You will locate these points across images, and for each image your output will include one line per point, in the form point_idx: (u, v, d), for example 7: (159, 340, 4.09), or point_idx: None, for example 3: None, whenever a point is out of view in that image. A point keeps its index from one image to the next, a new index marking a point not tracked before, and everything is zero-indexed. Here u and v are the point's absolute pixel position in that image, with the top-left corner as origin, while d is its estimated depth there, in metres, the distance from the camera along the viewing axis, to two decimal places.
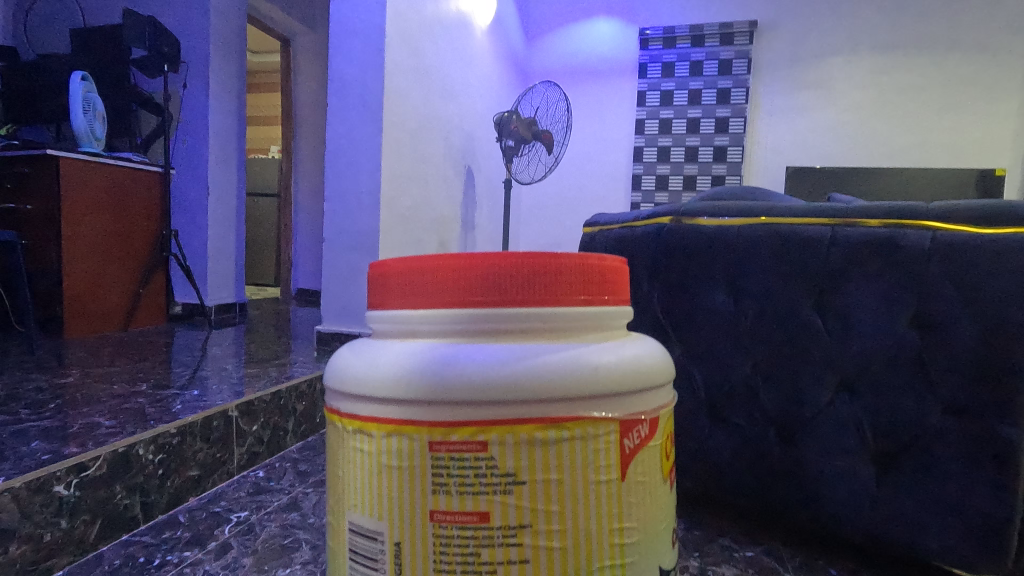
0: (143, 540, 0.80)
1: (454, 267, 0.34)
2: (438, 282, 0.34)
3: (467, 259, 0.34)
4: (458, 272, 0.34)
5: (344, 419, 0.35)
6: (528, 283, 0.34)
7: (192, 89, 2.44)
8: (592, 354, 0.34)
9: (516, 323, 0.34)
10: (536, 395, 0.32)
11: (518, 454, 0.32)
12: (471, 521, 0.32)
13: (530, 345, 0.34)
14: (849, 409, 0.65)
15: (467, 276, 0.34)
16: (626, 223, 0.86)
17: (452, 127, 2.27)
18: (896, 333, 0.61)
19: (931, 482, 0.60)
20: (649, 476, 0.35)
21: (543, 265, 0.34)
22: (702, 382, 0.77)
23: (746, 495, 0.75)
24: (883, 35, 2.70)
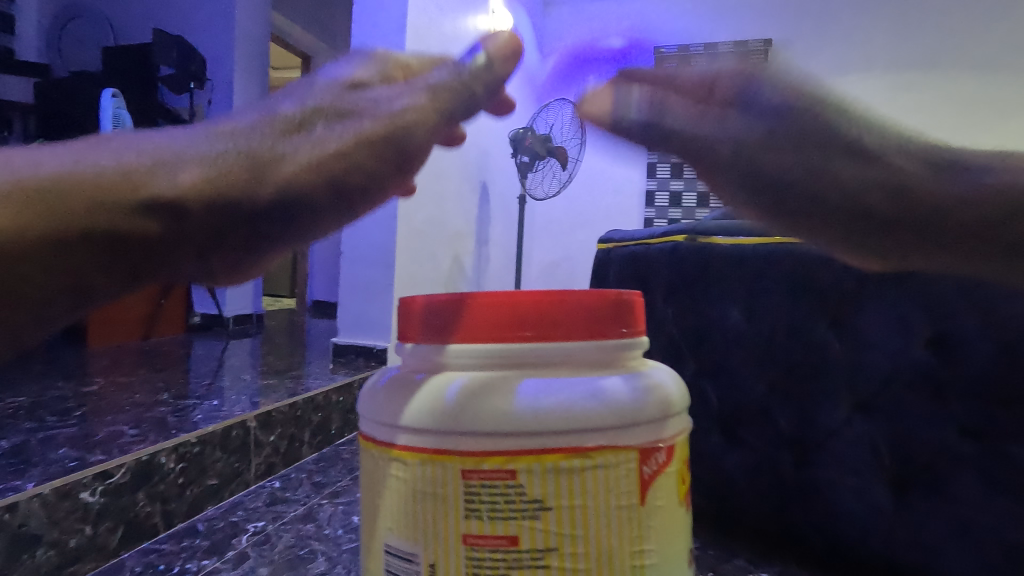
0: (162, 548, 0.83)
1: (493, 306, 0.37)
2: (476, 317, 0.37)
3: (505, 297, 0.36)
4: (497, 309, 0.36)
5: (381, 447, 0.37)
6: (561, 321, 0.37)
7: (216, 105, 2.62)
8: (613, 386, 0.36)
9: (548, 360, 0.37)
10: (559, 424, 0.34)
11: (545, 481, 0.34)
12: (501, 544, 0.34)
13: (557, 376, 0.36)
14: (865, 433, 0.66)
15: (504, 314, 0.36)
16: (641, 240, 0.91)
17: (470, 144, 2.33)
18: (911, 355, 0.62)
19: (949, 507, 0.61)
20: (666, 502, 0.36)
21: (573, 303, 0.37)
22: (716, 400, 0.79)
23: (761, 514, 0.76)
24: (896, 55, 2.85)
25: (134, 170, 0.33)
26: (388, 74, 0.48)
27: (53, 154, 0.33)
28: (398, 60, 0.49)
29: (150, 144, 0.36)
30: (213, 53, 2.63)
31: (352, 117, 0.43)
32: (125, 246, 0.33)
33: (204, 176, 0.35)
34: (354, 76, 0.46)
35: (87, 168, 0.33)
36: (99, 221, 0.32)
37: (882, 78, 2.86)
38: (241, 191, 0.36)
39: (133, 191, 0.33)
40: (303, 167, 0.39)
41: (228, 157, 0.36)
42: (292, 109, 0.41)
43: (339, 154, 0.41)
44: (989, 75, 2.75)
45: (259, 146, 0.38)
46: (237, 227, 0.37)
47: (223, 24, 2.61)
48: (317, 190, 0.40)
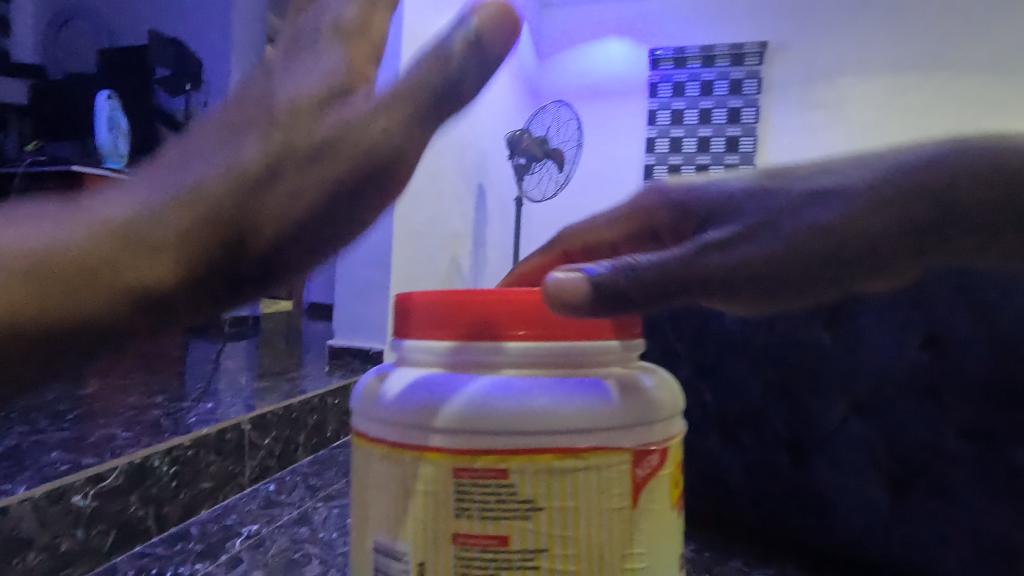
0: (156, 552, 0.82)
1: (466, 305, 0.37)
2: (452, 315, 0.38)
3: (476, 294, 0.37)
4: (469, 308, 0.37)
5: (373, 443, 0.37)
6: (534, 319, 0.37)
7: (213, 107, 2.62)
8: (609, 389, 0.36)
9: (525, 358, 0.37)
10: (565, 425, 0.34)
11: (537, 482, 0.33)
12: (492, 543, 0.33)
13: (551, 378, 0.36)
14: (862, 433, 0.65)
15: (476, 312, 0.37)
16: None
17: (466, 146, 2.33)
18: (909, 356, 0.62)
19: (944, 509, 0.60)
20: (659, 503, 0.36)
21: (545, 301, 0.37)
22: (713, 403, 0.77)
23: (756, 517, 0.75)
24: (892, 56, 2.87)
25: (107, 260, 0.28)
26: (345, 72, 0.33)
27: (39, 229, 0.29)
28: (347, 28, 0.34)
29: (117, 210, 0.29)
30: None
31: (322, 156, 0.32)
32: (103, 337, 0.29)
33: (173, 259, 0.29)
34: (299, 91, 0.32)
35: (66, 253, 0.28)
36: (83, 317, 0.28)
37: (879, 79, 2.89)
38: (218, 266, 0.30)
39: (103, 284, 0.28)
40: (275, 236, 0.31)
41: (190, 231, 0.29)
42: (247, 158, 0.31)
43: (308, 206, 0.31)
44: (984, 77, 2.77)
45: (225, 214, 0.30)
46: (217, 301, 0.31)
47: None
48: (299, 248, 0.32)
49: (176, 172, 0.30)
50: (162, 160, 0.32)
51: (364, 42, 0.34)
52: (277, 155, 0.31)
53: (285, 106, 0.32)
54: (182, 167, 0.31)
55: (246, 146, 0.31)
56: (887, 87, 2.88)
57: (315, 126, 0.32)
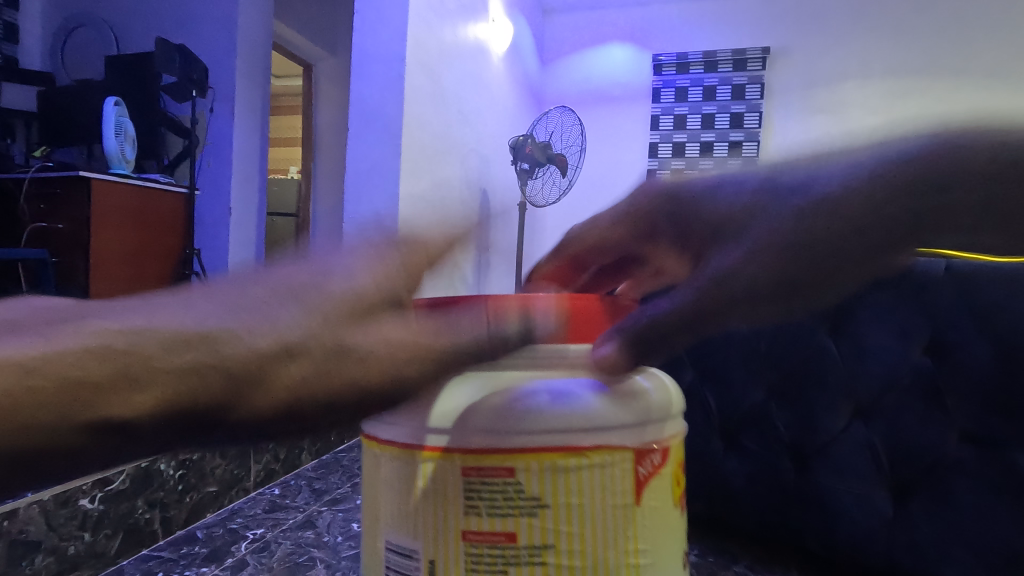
0: (161, 555, 0.83)
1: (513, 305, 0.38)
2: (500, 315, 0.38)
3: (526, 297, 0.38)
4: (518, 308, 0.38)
5: (381, 446, 0.38)
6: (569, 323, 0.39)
7: (219, 113, 2.65)
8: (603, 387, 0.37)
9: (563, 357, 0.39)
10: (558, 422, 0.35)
11: (543, 480, 0.34)
12: (499, 540, 0.34)
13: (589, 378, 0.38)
14: (865, 437, 0.66)
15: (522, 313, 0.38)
16: None
17: (468, 151, 2.34)
18: (911, 360, 0.63)
19: (947, 511, 0.61)
20: (661, 502, 0.37)
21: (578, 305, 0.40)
22: (715, 405, 0.78)
23: (761, 521, 0.75)
24: (894, 61, 2.89)
25: (102, 381, 0.27)
26: (408, 267, 0.36)
27: (41, 338, 0.28)
28: (416, 239, 0.38)
29: (136, 327, 0.29)
30: (215, 62, 2.66)
31: (364, 323, 0.33)
32: (58, 459, 0.27)
33: (167, 393, 0.28)
34: (354, 270, 0.35)
35: (65, 370, 0.26)
36: (52, 439, 0.26)
37: (882, 85, 2.90)
38: (206, 407, 0.29)
39: (89, 408, 0.26)
40: (280, 398, 0.30)
41: (194, 373, 0.28)
42: (285, 320, 0.31)
43: (328, 381, 0.31)
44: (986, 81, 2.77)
45: (242, 361, 0.29)
46: (186, 434, 0.29)
47: (225, 32, 2.64)
48: (302, 415, 0.31)
49: (213, 308, 0.31)
50: (195, 301, 0.32)
51: (425, 250, 0.38)
52: (313, 318, 0.32)
53: (341, 280, 0.34)
54: (219, 308, 0.31)
55: (289, 307, 0.32)
56: (890, 92, 2.89)
57: (364, 293, 0.34)
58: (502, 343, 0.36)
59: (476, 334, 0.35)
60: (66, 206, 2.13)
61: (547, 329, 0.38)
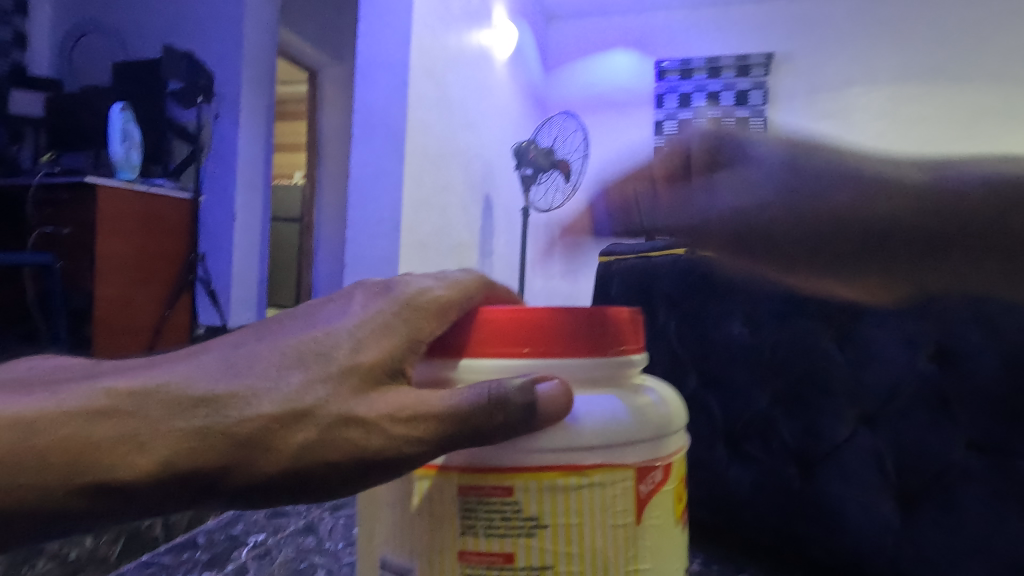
0: (161, 561, 0.80)
1: (529, 318, 0.37)
2: (515, 327, 0.37)
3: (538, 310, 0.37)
4: (529, 320, 0.37)
5: None
6: (574, 334, 0.37)
7: (224, 119, 2.66)
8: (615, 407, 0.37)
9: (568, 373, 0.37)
10: (578, 443, 0.35)
11: (541, 499, 0.33)
12: (497, 560, 0.33)
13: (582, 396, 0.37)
14: (870, 446, 0.63)
15: (535, 325, 0.37)
16: (643, 253, 0.94)
17: (472, 155, 2.36)
18: (918, 369, 0.59)
19: (953, 519, 0.57)
20: (662, 519, 0.36)
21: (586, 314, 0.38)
22: (720, 414, 0.79)
23: (766, 529, 0.74)
24: (897, 68, 2.93)
25: (103, 445, 0.28)
26: (414, 330, 0.34)
27: (52, 396, 0.29)
28: (426, 295, 0.35)
29: (140, 389, 0.30)
30: (220, 68, 2.68)
31: (368, 395, 0.31)
32: (51, 518, 0.28)
33: (165, 454, 0.28)
34: (356, 335, 0.33)
35: (71, 429, 0.28)
36: (51, 499, 0.27)
37: (885, 90, 2.94)
38: (202, 475, 0.29)
39: (86, 470, 0.27)
40: (281, 467, 0.30)
41: (193, 438, 0.29)
42: (292, 386, 0.31)
43: (331, 451, 0.31)
44: (989, 85, 2.82)
45: (240, 428, 0.29)
46: (183, 500, 0.29)
47: (230, 39, 2.66)
48: (307, 482, 0.31)
49: (211, 371, 0.31)
50: (204, 357, 0.32)
51: (434, 310, 0.35)
52: (311, 386, 0.31)
53: (343, 342, 0.32)
54: (222, 369, 0.31)
55: (293, 373, 0.31)
56: (893, 98, 2.93)
57: (366, 363, 0.32)
58: (510, 417, 0.32)
59: (475, 406, 0.32)
60: (72, 211, 2.14)
61: (553, 407, 0.34)
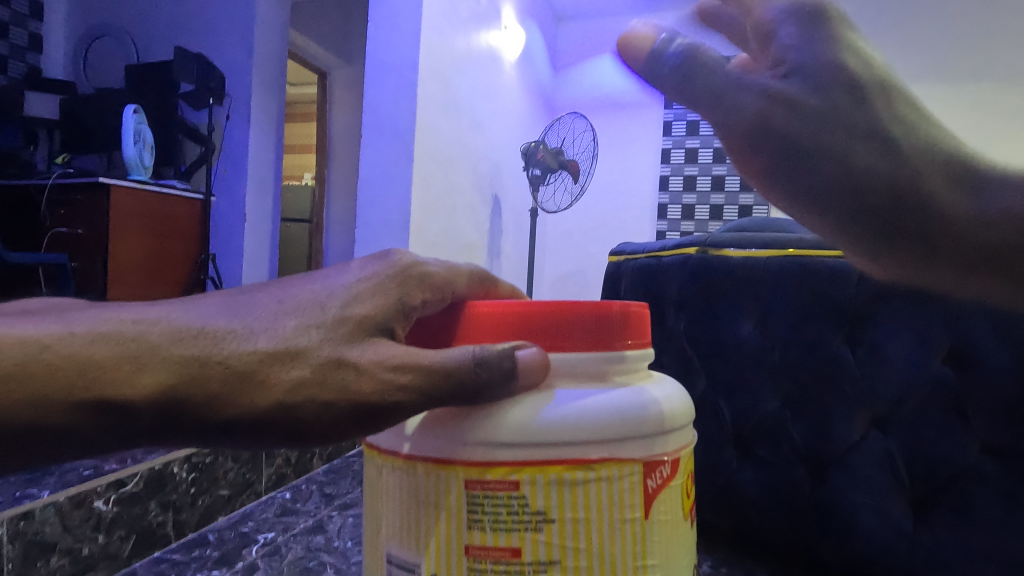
0: (174, 557, 0.81)
1: (539, 315, 0.37)
2: (526, 324, 0.37)
3: (546, 307, 0.37)
4: (536, 319, 0.37)
5: (383, 455, 0.38)
6: (578, 329, 0.37)
7: (235, 120, 2.69)
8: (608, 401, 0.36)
9: (566, 366, 0.37)
10: (549, 440, 0.34)
11: (549, 493, 0.33)
12: (504, 555, 0.33)
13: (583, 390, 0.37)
14: (884, 448, 0.62)
15: (537, 322, 0.37)
16: (651, 251, 0.87)
17: (482, 156, 2.36)
18: (930, 371, 0.58)
19: (969, 525, 0.56)
20: (671, 515, 0.36)
21: (600, 312, 0.37)
22: (729, 416, 0.75)
23: (776, 533, 0.72)
24: None
25: (107, 363, 0.29)
26: (406, 293, 0.36)
27: (59, 322, 0.31)
28: (420, 267, 0.38)
29: (148, 319, 0.32)
30: (231, 69, 2.71)
31: (362, 342, 0.33)
32: (53, 433, 0.29)
33: (164, 379, 0.30)
34: (352, 292, 0.35)
35: (76, 348, 0.30)
36: (58, 412, 0.29)
37: None
38: (199, 401, 0.30)
39: (91, 388, 0.29)
40: (274, 399, 0.31)
41: (190, 363, 0.30)
42: (290, 327, 0.33)
43: (322, 391, 0.32)
44: None
45: (243, 359, 0.31)
46: (178, 424, 0.30)
47: (241, 41, 2.68)
48: (299, 420, 0.32)
49: (217, 312, 0.33)
50: (204, 304, 0.34)
51: (426, 275, 0.38)
52: (311, 329, 0.33)
53: (340, 297, 0.35)
54: (227, 312, 0.33)
55: (290, 319, 0.33)
56: None
57: (357, 315, 0.34)
58: (492, 377, 0.33)
59: (461, 362, 0.33)
60: (86, 211, 2.17)
61: (531, 375, 0.34)
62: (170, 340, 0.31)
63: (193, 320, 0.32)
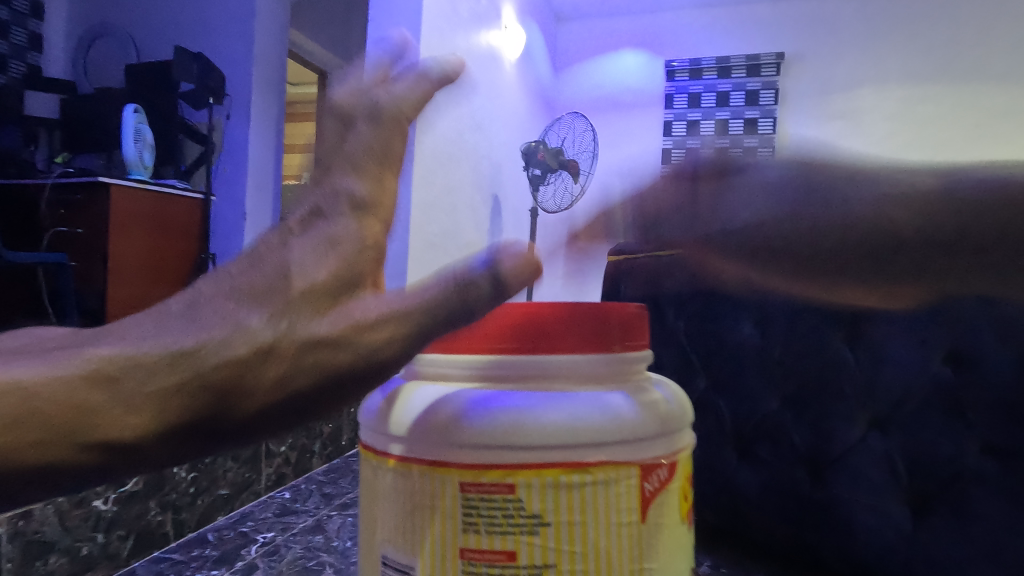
0: (174, 557, 0.82)
1: (537, 315, 0.37)
2: (524, 324, 0.37)
3: (544, 307, 0.37)
4: (535, 321, 0.36)
5: (379, 457, 0.38)
6: (577, 331, 0.37)
7: (235, 120, 2.69)
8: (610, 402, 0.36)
9: (568, 369, 0.37)
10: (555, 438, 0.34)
11: (544, 497, 0.33)
12: (499, 559, 0.33)
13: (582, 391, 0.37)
14: (883, 449, 0.62)
15: (537, 322, 0.37)
16: (651, 252, 0.89)
17: (482, 156, 2.36)
18: (930, 372, 0.57)
19: (970, 525, 0.56)
20: (668, 518, 0.36)
21: (598, 313, 0.37)
22: (728, 412, 0.76)
23: (774, 534, 0.72)
24: (910, 68, 2.92)
25: (96, 405, 0.27)
26: (358, 231, 0.31)
27: (41, 365, 0.28)
28: (369, 200, 0.32)
29: (119, 354, 0.28)
30: (231, 68, 2.71)
31: (327, 314, 0.30)
32: (62, 474, 0.27)
33: (153, 408, 0.27)
34: (303, 260, 0.31)
35: (62, 390, 0.27)
36: (56, 459, 0.27)
37: (897, 91, 2.93)
38: (197, 423, 0.28)
39: (84, 430, 0.27)
40: (264, 400, 0.29)
41: (177, 393, 0.27)
42: (252, 324, 0.29)
43: (311, 371, 0.30)
44: (1001, 85, 2.80)
45: (221, 371, 0.28)
46: (184, 443, 0.29)
47: (241, 40, 2.68)
48: (302, 395, 0.30)
49: (179, 327, 0.29)
50: (164, 320, 0.30)
51: (378, 206, 0.32)
52: (277, 317, 0.29)
53: (294, 267, 0.30)
54: (188, 326, 0.29)
55: (252, 312, 0.29)
56: (904, 99, 2.93)
57: (319, 281, 0.30)
58: (470, 302, 0.32)
59: (443, 290, 0.32)
60: (86, 210, 2.17)
61: None
62: (144, 371, 0.27)
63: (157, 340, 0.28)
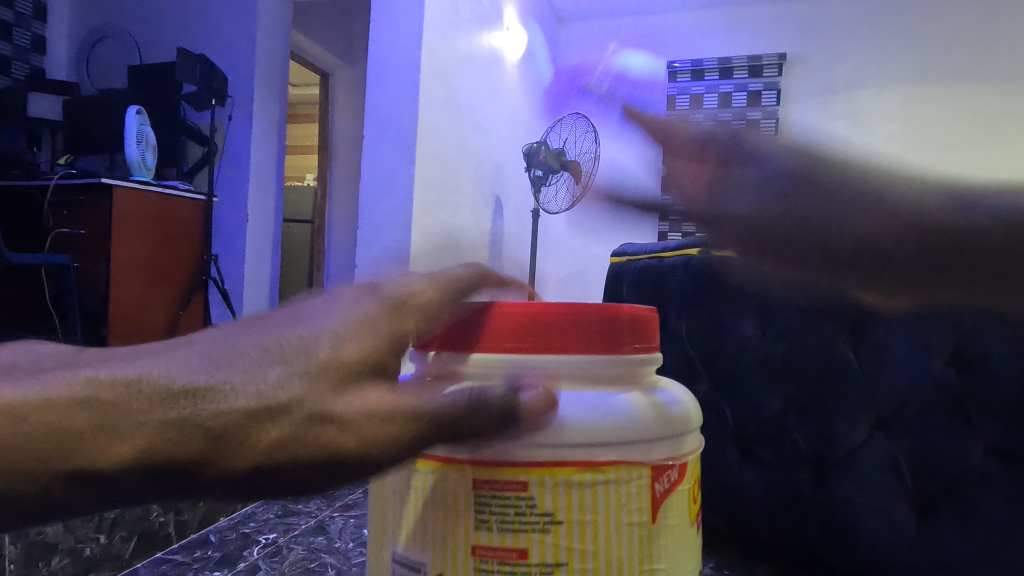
0: (175, 558, 0.81)
1: (546, 317, 0.37)
2: (534, 325, 0.37)
3: (553, 309, 0.37)
4: (544, 323, 0.37)
5: None
6: (586, 334, 0.37)
7: (237, 122, 2.70)
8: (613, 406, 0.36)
9: (578, 371, 0.37)
10: (571, 442, 0.34)
11: (556, 494, 0.33)
12: (510, 556, 0.33)
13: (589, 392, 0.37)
14: (887, 451, 0.61)
15: (546, 324, 0.37)
16: (654, 254, 0.90)
17: (484, 157, 2.38)
18: (931, 374, 0.57)
19: (974, 531, 0.55)
20: (678, 519, 0.36)
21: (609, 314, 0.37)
22: (732, 416, 0.77)
23: (779, 536, 0.72)
24: (912, 69, 2.92)
25: (85, 433, 0.25)
26: (397, 332, 0.32)
27: (28, 383, 0.25)
28: (411, 294, 0.34)
29: (125, 376, 0.27)
30: (233, 70, 2.72)
31: (345, 391, 0.30)
32: (9, 507, 0.24)
33: (149, 443, 0.25)
34: (338, 331, 0.31)
35: (53, 416, 0.25)
36: (27, 487, 0.24)
37: None
38: (186, 467, 0.26)
39: (66, 457, 0.24)
40: (252, 463, 0.27)
41: (175, 430, 0.26)
42: (271, 379, 0.28)
43: (308, 450, 0.29)
44: (1004, 85, 2.80)
45: (225, 418, 0.27)
46: (162, 495, 0.27)
47: (244, 42, 2.68)
48: (281, 476, 0.29)
49: (198, 359, 0.28)
50: (184, 348, 0.29)
51: (419, 306, 0.34)
52: (295, 379, 0.29)
53: (325, 337, 0.30)
54: (204, 359, 0.28)
55: (271, 368, 0.28)
56: None
57: (344, 361, 0.30)
58: (490, 421, 0.33)
59: (456, 407, 0.32)
60: (89, 212, 2.17)
61: (533, 415, 0.34)
62: (142, 398, 0.26)
63: (164, 370, 0.27)
